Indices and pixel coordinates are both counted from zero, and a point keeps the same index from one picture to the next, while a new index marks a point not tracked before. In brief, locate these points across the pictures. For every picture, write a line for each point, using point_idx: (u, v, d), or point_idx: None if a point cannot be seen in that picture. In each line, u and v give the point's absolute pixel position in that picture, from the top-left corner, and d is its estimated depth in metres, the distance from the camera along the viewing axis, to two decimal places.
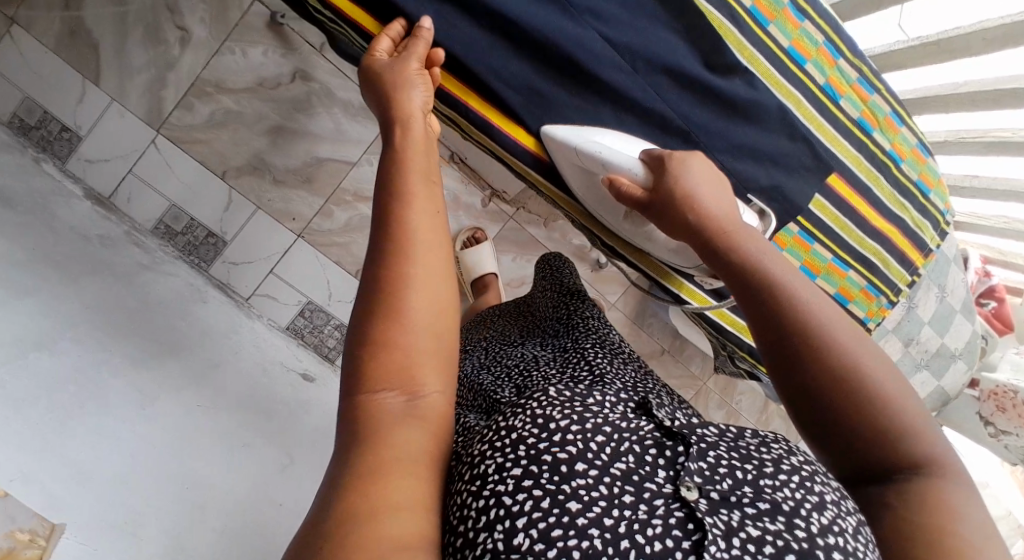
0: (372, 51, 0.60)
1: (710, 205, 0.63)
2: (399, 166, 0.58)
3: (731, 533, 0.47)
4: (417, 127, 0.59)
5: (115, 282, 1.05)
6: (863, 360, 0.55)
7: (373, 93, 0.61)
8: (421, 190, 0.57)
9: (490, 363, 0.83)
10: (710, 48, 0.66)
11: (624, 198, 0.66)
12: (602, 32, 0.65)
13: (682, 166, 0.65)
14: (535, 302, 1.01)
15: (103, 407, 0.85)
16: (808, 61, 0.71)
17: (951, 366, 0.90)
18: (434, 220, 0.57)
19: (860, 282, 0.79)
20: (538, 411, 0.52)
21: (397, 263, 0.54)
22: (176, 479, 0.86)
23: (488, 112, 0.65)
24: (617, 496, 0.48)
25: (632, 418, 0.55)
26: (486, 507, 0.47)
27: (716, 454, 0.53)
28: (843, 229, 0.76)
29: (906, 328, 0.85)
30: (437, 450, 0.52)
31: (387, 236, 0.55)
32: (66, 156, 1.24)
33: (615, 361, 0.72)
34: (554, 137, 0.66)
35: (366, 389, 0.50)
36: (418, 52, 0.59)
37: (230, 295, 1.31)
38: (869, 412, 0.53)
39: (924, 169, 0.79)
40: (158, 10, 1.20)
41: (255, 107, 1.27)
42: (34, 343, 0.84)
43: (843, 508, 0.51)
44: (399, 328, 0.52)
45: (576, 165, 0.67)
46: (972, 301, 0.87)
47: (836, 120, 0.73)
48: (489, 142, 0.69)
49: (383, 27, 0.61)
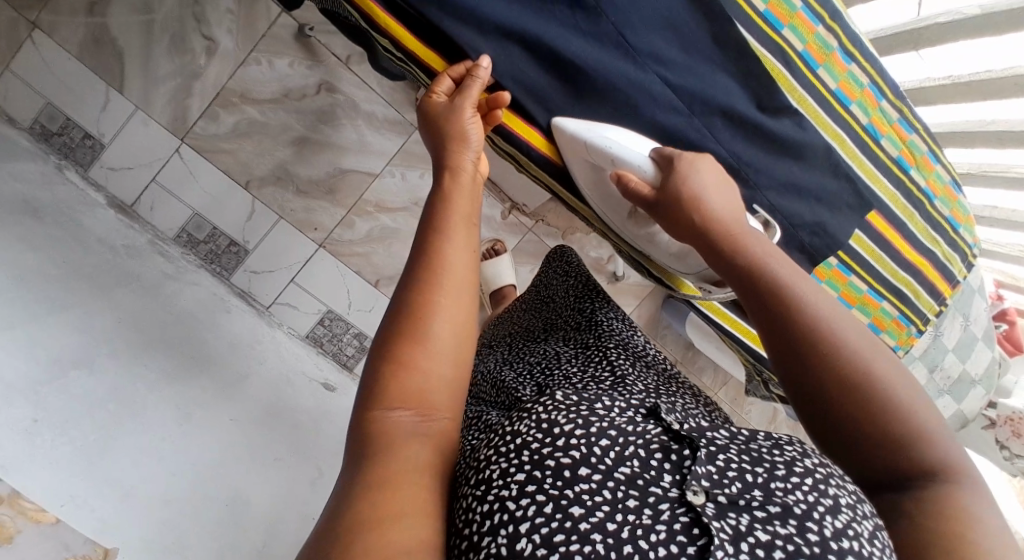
0: (430, 93, 0.61)
1: (718, 209, 0.62)
2: (443, 204, 0.59)
3: (739, 537, 0.44)
4: (467, 172, 0.61)
5: (144, 295, 1.05)
6: (877, 367, 0.53)
7: (431, 132, 0.63)
8: (461, 228, 0.59)
9: (512, 360, 0.81)
10: (763, 91, 0.68)
11: (631, 195, 0.66)
12: (661, 74, 0.66)
13: (690, 167, 0.65)
14: (555, 294, 0.98)
15: (142, 426, 0.85)
16: (853, 102, 0.74)
17: (971, 391, 0.95)
18: (469, 255, 0.59)
19: (893, 313, 0.82)
20: (544, 416, 0.51)
21: (427, 289, 0.55)
22: (217, 498, 0.88)
23: (549, 151, 0.68)
24: (621, 500, 0.46)
25: (639, 422, 0.53)
26: (491, 511, 0.45)
27: (725, 457, 0.50)
28: (879, 261, 0.78)
29: (931, 355, 0.89)
30: (446, 467, 0.52)
31: (420, 265, 0.56)
32: (89, 163, 1.24)
33: (637, 365, 0.72)
34: (564, 129, 0.65)
35: (380, 405, 0.51)
36: (475, 97, 0.60)
37: (251, 304, 1.31)
38: (884, 420, 0.51)
39: (955, 205, 0.82)
40: (184, 19, 1.20)
41: (280, 118, 1.27)
42: (75, 362, 0.84)
43: (857, 512, 0.47)
44: (421, 351, 0.53)
45: (585, 160, 0.67)
46: (993, 330, 0.91)
47: (877, 159, 0.76)
48: (548, 176, 0.72)
49: (448, 67, 0.61)
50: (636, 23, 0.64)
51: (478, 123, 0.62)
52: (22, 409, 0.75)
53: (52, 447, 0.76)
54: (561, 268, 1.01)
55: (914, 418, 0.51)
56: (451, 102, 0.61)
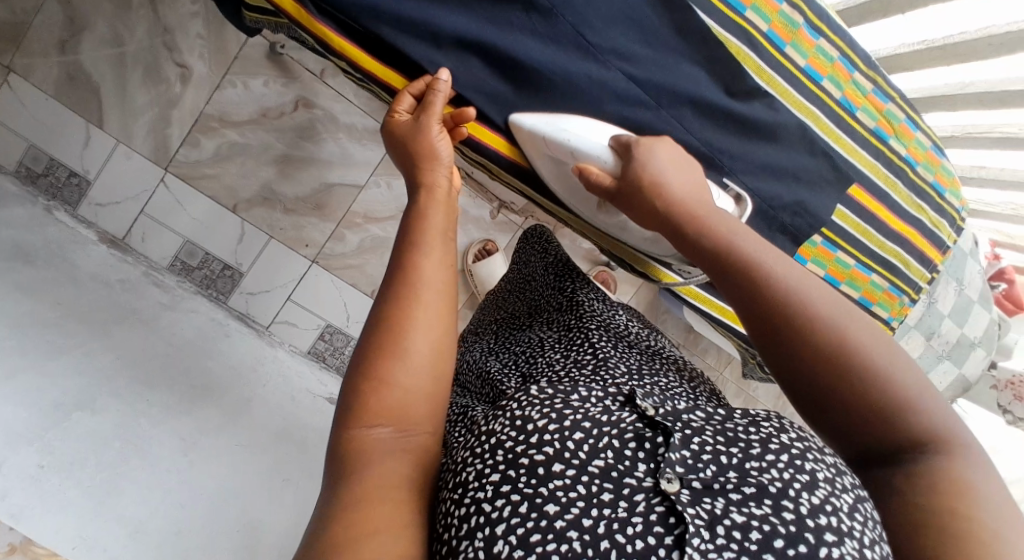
0: (393, 113, 0.61)
1: (681, 192, 0.62)
2: (420, 223, 0.59)
3: (715, 522, 0.46)
4: (443, 188, 0.61)
5: (141, 328, 1.05)
6: (855, 338, 0.51)
7: (399, 150, 0.63)
8: (437, 241, 0.59)
9: (499, 348, 0.81)
10: (731, 76, 0.67)
11: (594, 188, 0.65)
12: (625, 70, 0.65)
13: (649, 152, 0.64)
14: (537, 272, 0.97)
15: (146, 459, 0.87)
16: (824, 78, 0.73)
17: (971, 354, 0.94)
18: (446, 271, 0.58)
19: (883, 285, 0.81)
20: (517, 412, 0.53)
21: (402, 305, 0.55)
22: (230, 524, 0.89)
23: (516, 156, 0.69)
24: (595, 495, 0.48)
25: (615, 411, 0.54)
26: (468, 515, 0.48)
27: (700, 439, 0.51)
28: (865, 235, 0.78)
29: (927, 322, 0.89)
30: (426, 477, 0.53)
31: (393, 279, 0.56)
32: (77, 202, 1.25)
33: (619, 345, 0.72)
34: (522, 127, 0.64)
35: (359, 424, 0.51)
36: (439, 113, 0.60)
37: (250, 325, 1.32)
38: (864, 386, 0.50)
39: (939, 170, 0.81)
40: (156, 49, 1.20)
41: (260, 138, 1.27)
42: (77, 404, 0.86)
43: (837, 486, 0.48)
44: (395, 363, 0.53)
45: (542, 156, 0.67)
46: (989, 292, 0.90)
47: (853, 133, 0.75)
48: (516, 179, 0.73)
49: (408, 84, 0.61)
50: (593, 20, 0.63)
51: (446, 138, 0.62)
52: (28, 456, 0.78)
53: (61, 491, 0.77)
54: (539, 245, 1.01)
55: (895, 382, 0.50)
56: (415, 120, 0.61)
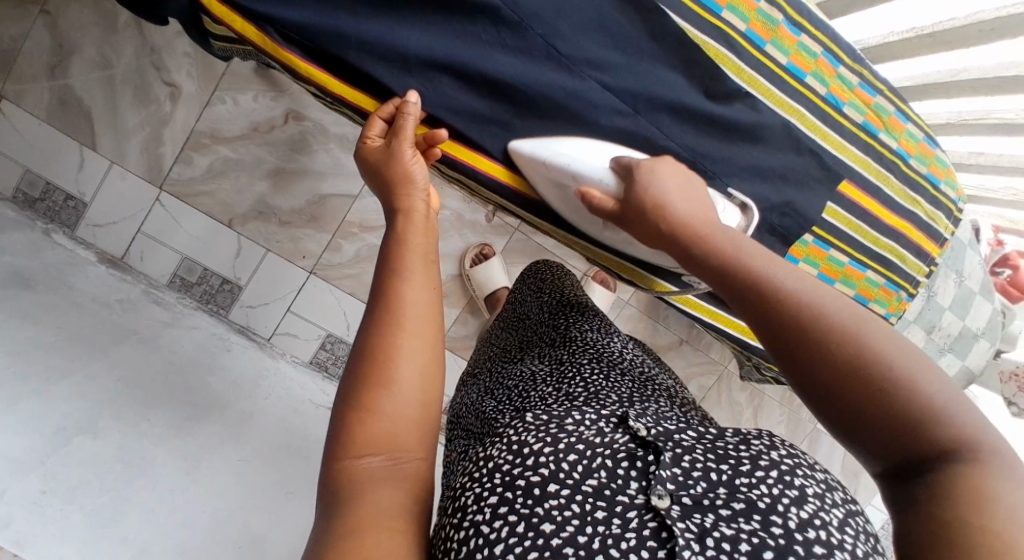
0: (364, 140, 0.61)
1: (686, 212, 0.61)
2: (400, 246, 0.59)
3: (705, 534, 0.45)
4: (421, 213, 0.61)
5: (141, 347, 1.06)
6: (862, 339, 0.48)
7: (376, 179, 0.63)
8: (419, 267, 0.58)
9: (493, 387, 0.81)
10: (710, 79, 0.66)
11: (598, 212, 0.65)
12: (601, 79, 0.64)
13: (652, 175, 0.63)
14: (531, 311, 1.01)
15: (149, 481, 0.88)
16: (807, 75, 0.71)
17: (975, 346, 0.92)
18: (426, 295, 0.57)
19: (879, 281, 0.80)
20: (515, 439, 0.54)
21: (389, 334, 0.55)
22: (231, 541, 0.90)
23: (497, 173, 0.67)
24: (589, 513, 0.47)
25: (607, 432, 0.54)
26: (467, 538, 0.48)
27: (690, 457, 0.51)
28: (857, 231, 0.76)
29: (926, 316, 0.87)
30: (425, 505, 0.52)
31: (380, 305, 0.56)
32: (75, 223, 1.26)
33: (611, 374, 0.73)
34: (523, 152, 0.65)
35: (351, 455, 0.51)
36: (410, 137, 0.59)
37: (251, 338, 1.34)
38: (892, 398, 0.45)
39: (933, 161, 0.79)
40: (144, 69, 1.20)
41: (252, 152, 1.27)
42: (78, 428, 0.87)
43: (827, 501, 0.49)
44: (386, 394, 0.53)
45: (547, 181, 0.67)
46: (990, 282, 0.88)
47: (841, 129, 0.73)
48: (498, 195, 0.71)
49: (378, 108, 0.61)
50: (565, 30, 0.61)
51: (420, 159, 0.62)
52: (31, 483, 0.79)
53: (63, 517, 0.79)
54: (535, 286, 1.06)
55: (910, 381, 0.46)
56: (386, 146, 0.61)
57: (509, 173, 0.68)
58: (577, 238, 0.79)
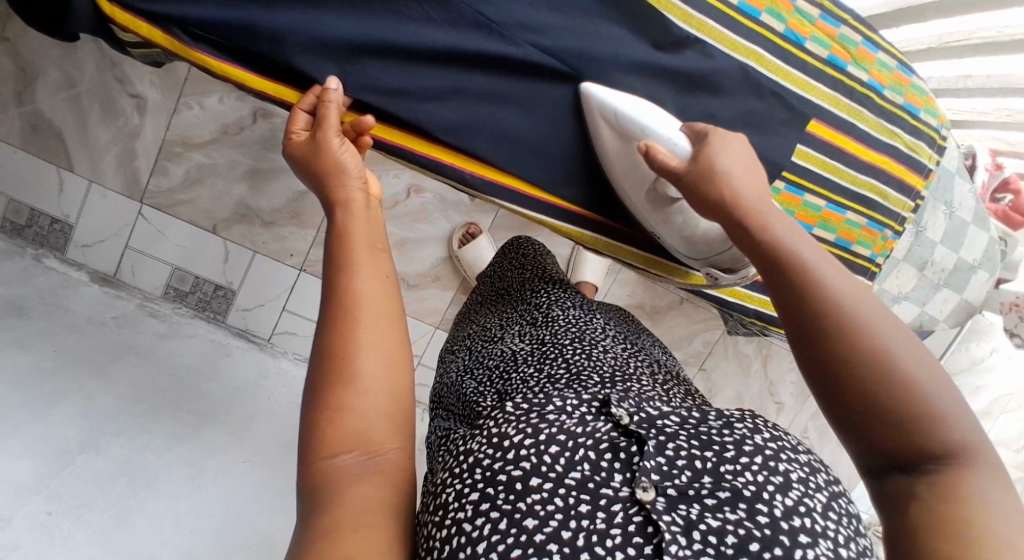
0: (290, 134, 0.60)
1: (744, 188, 0.57)
2: (340, 242, 0.56)
3: (691, 527, 0.46)
4: (360, 202, 0.59)
5: (139, 360, 1.08)
6: (887, 344, 0.46)
7: (303, 172, 0.60)
8: (366, 259, 0.56)
9: (473, 364, 0.81)
10: (654, 28, 0.63)
11: (658, 167, 0.62)
12: (536, 43, 0.61)
13: (720, 145, 0.60)
14: (512, 285, 1.01)
15: (155, 491, 0.91)
16: (762, 12, 0.67)
17: (973, 278, 0.89)
18: (383, 287, 0.56)
19: (861, 222, 0.77)
20: (495, 432, 0.54)
21: (345, 328, 0.53)
22: (239, 539, 0.94)
23: (438, 154, 0.64)
24: (573, 506, 0.47)
25: (589, 421, 0.54)
26: (449, 537, 0.47)
27: (674, 445, 0.51)
28: (833, 171, 0.73)
29: (916, 253, 0.85)
30: (409, 501, 0.51)
31: (329, 303, 0.54)
32: (65, 246, 1.28)
33: (594, 353, 0.72)
34: (596, 100, 0.63)
35: (324, 455, 0.49)
36: (334, 126, 0.58)
37: (251, 340, 1.35)
38: (896, 404, 0.44)
39: (910, 90, 0.75)
40: (109, 84, 1.20)
41: (226, 156, 1.26)
42: (81, 448, 0.90)
43: (810, 486, 0.50)
44: (350, 393, 0.51)
45: (614, 135, 0.65)
46: (984, 211, 0.84)
47: (805, 66, 0.69)
48: (445, 179, 0.68)
49: (301, 98, 0.59)
50: None
51: (349, 148, 0.60)
52: (37, 505, 0.82)
53: (69, 536, 0.82)
54: (517, 261, 1.06)
55: (922, 397, 0.44)
56: (312, 137, 0.59)
57: (443, 150, 0.64)
58: (536, 217, 0.71)
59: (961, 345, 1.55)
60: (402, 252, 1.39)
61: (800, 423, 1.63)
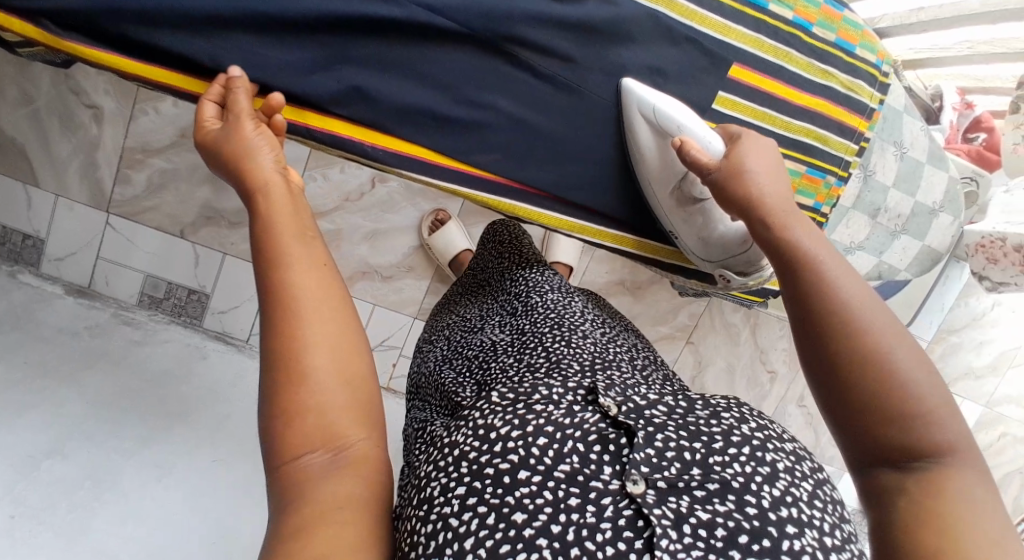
0: (200, 123, 0.58)
1: (772, 193, 0.61)
2: (266, 237, 0.53)
3: (681, 520, 0.44)
4: (278, 184, 0.56)
5: (108, 365, 1.08)
6: (894, 352, 0.49)
7: (215, 162, 0.58)
8: (293, 247, 0.53)
9: (452, 355, 0.80)
10: None
11: (690, 164, 0.65)
12: (426, 4, 0.60)
13: (750, 153, 0.64)
14: (493, 274, 0.98)
15: (121, 491, 0.92)
16: None
17: (935, 222, 0.91)
18: (324, 279, 0.52)
19: (799, 169, 0.77)
20: (481, 423, 0.52)
21: (287, 323, 0.49)
22: (209, 534, 0.95)
23: (331, 125, 0.62)
24: (562, 500, 0.45)
25: (577, 411, 0.52)
26: (435, 532, 0.46)
27: (663, 436, 0.49)
28: (765, 118, 0.73)
29: (868, 200, 0.86)
30: (382, 498, 0.49)
31: (269, 304, 0.50)
32: (38, 261, 1.29)
33: (575, 336, 0.69)
34: (633, 95, 0.68)
35: (287, 457, 0.47)
36: (247, 109, 0.57)
37: (229, 343, 1.35)
38: (885, 403, 0.48)
39: (841, 25, 0.74)
40: (64, 96, 1.20)
41: (186, 159, 1.26)
42: (45, 452, 0.90)
43: (797, 475, 0.49)
44: (305, 392, 0.47)
45: (651, 129, 0.69)
46: (938, 150, 0.85)
47: (720, 8, 0.69)
48: (352, 158, 0.66)
49: (207, 90, 0.58)
50: None
51: (266, 133, 0.58)
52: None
53: (29, 537, 0.83)
54: (497, 249, 1.03)
55: (915, 395, 0.47)
56: (225, 125, 0.57)
57: (331, 120, 0.62)
58: (463, 192, 0.69)
59: (960, 301, 1.49)
60: (372, 244, 1.38)
61: (797, 392, 1.58)
